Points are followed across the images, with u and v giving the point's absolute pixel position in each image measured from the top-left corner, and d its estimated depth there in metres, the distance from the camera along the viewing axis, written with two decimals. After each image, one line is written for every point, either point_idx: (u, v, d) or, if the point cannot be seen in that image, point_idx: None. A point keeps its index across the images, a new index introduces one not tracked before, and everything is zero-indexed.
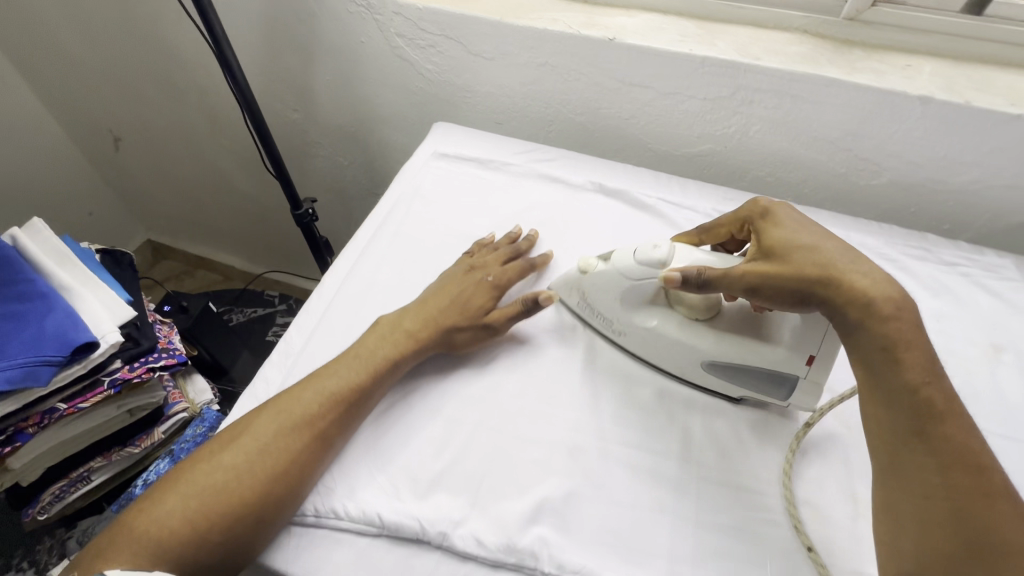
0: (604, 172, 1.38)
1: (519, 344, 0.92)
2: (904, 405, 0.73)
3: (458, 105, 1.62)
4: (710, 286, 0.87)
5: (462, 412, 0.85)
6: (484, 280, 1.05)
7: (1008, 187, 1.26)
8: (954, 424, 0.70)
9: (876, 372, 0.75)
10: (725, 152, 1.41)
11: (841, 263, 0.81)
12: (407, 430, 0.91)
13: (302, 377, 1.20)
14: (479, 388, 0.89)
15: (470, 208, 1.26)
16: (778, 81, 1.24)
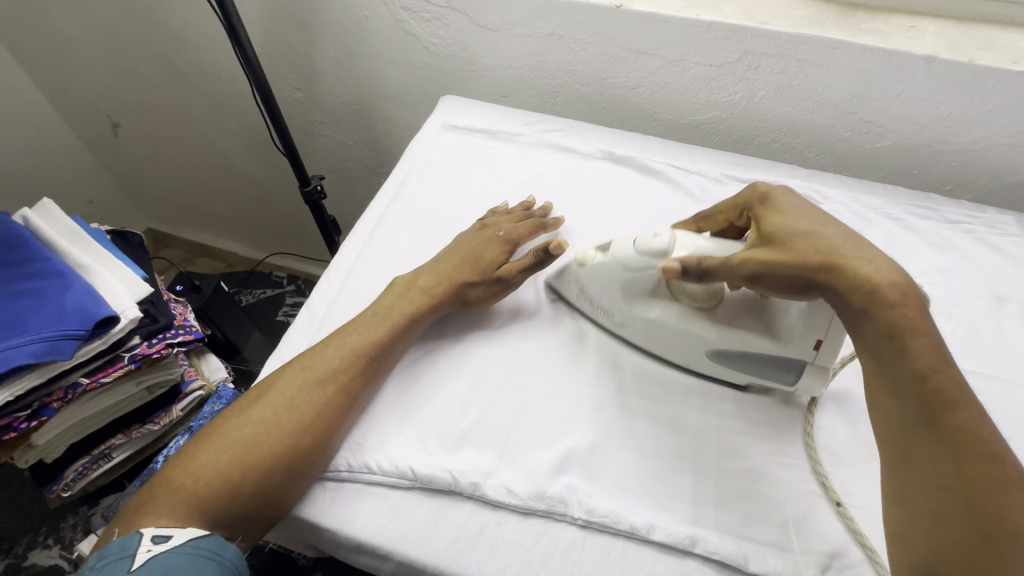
0: (597, 132, 0.87)
1: (421, 268, 0.65)
2: (736, 365, 0.57)
3: (317, 68, 1.09)
4: (505, 227, 0.67)
5: (370, 361, 0.57)
6: (360, 241, 0.73)
7: (1016, 145, 0.79)
8: (793, 370, 0.55)
9: (706, 333, 0.56)
10: (725, 125, 0.91)
11: (641, 238, 0.57)
12: (365, 401, 0.57)
13: (92, 402, 0.80)
14: (405, 325, 0.60)
15: (416, 152, 0.83)
16: (784, 45, 0.78)
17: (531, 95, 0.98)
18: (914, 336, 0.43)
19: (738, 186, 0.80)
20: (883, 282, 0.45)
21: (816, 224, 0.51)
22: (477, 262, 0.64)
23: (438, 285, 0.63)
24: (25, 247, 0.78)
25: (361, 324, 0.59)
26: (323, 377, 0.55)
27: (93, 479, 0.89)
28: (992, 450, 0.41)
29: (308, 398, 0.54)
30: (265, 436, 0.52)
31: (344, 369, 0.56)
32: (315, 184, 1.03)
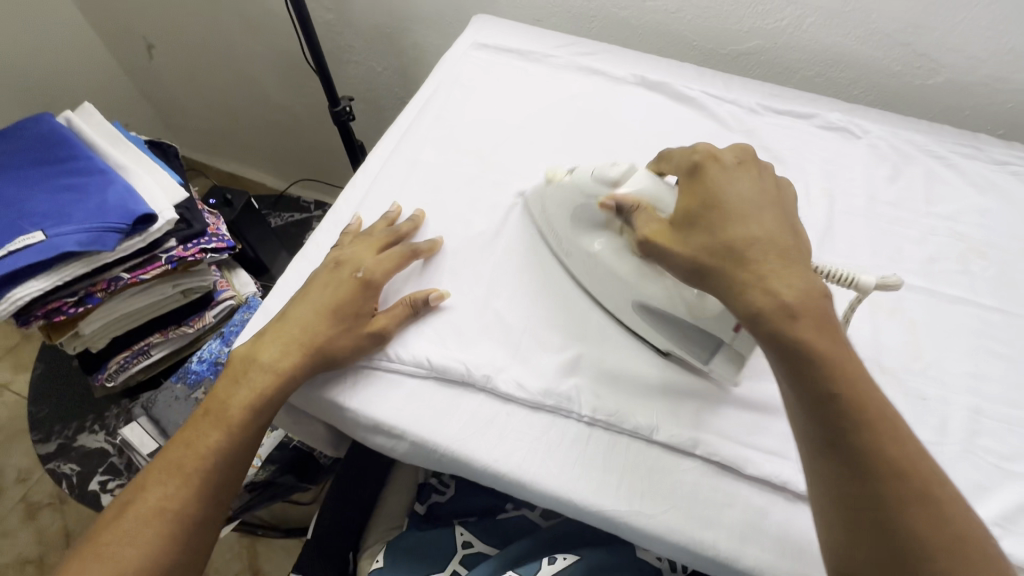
0: (632, 57, 0.84)
1: (263, 341, 0.56)
2: (663, 329, 0.55)
3: None
4: (366, 263, 0.59)
5: (219, 469, 0.53)
6: (385, 152, 0.73)
7: None
8: (709, 347, 0.53)
9: (636, 294, 0.55)
10: (768, 57, 0.87)
11: (599, 167, 0.57)
12: (220, 508, 0.53)
13: (130, 300, 0.85)
14: (253, 416, 0.54)
15: (445, 71, 0.82)
16: None
17: (566, 18, 0.95)
18: (822, 353, 0.41)
19: (773, 117, 0.77)
20: (783, 293, 0.42)
21: (743, 212, 0.46)
22: (327, 325, 0.55)
23: (290, 363, 0.54)
24: (68, 146, 0.81)
25: (205, 432, 0.53)
26: (163, 509, 0.50)
27: (132, 374, 0.94)
28: (908, 468, 0.39)
29: (149, 535, 0.49)
30: None
31: (184, 494, 0.51)
32: (345, 105, 1.03)
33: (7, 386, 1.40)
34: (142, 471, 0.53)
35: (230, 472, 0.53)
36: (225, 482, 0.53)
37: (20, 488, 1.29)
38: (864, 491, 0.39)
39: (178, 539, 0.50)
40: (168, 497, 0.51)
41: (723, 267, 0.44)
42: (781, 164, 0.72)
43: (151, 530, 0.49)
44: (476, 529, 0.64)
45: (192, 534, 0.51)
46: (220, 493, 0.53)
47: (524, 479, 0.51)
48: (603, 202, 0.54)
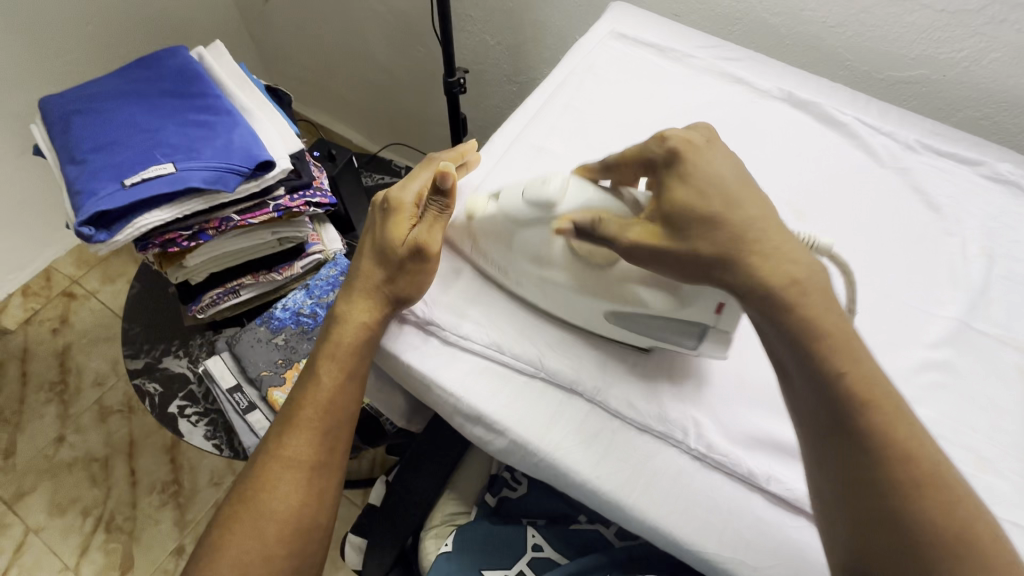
0: (780, 68, 0.78)
1: (347, 297, 0.57)
2: (640, 330, 0.52)
3: None
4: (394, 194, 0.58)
5: (334, 413, 0.55)
6: (511, 135, 0.71)
7: None
8: (695, 333, 0.50)
9: (608, 303, 0.52)
10: (932, 89, 0.79)
11: (530, 184, 0.52)
12: (343, 447, 0.56)
13: (233, 242, 0.87)
14: (355, 363, 0.55)
15: (579, 58, 0.78)
16: None
17: (708, 16, 0.88)
18: (824, 333, 0.42)
19: (932, 157, 0.70)
20: (790, 271, 0.43)
21: (732, 201, 0.45)
22: (379, 267, 0.56)
23: (369, 308, 0.55)
24: (200, 82, 0.83)
25: (305, 383, 0.56)
26: (296, 457, 0.54)
27: (221, 310, 0.98)
28: (902, 438, 0.40)
29: (289, 479, 0.53)
30: (271, 531, 0.52)
31: (310, 440, 0.54)
32: (459, 76, 1.02)
33: (95, 294, 1.48)
34: (265, 435, 0.56)
35: (335, 418, 0.55)
36: (334, 427, 0.55)
37: (95, 392, 1.38)
38: (862, 472, 0.40)
39: (301, 479, 0.54)
40: (286, 444, 0.54)
41: (730, 256, 0.43)
42: (935, 211, 0.66)
43: (277, 476, 0.53)
44: (547, 533, 0.63)
45: (313, 475, 0.54)
46: (331, 437, 0.55)
47: (625, 503, 0.49)
48: (559, 227, 0.50)
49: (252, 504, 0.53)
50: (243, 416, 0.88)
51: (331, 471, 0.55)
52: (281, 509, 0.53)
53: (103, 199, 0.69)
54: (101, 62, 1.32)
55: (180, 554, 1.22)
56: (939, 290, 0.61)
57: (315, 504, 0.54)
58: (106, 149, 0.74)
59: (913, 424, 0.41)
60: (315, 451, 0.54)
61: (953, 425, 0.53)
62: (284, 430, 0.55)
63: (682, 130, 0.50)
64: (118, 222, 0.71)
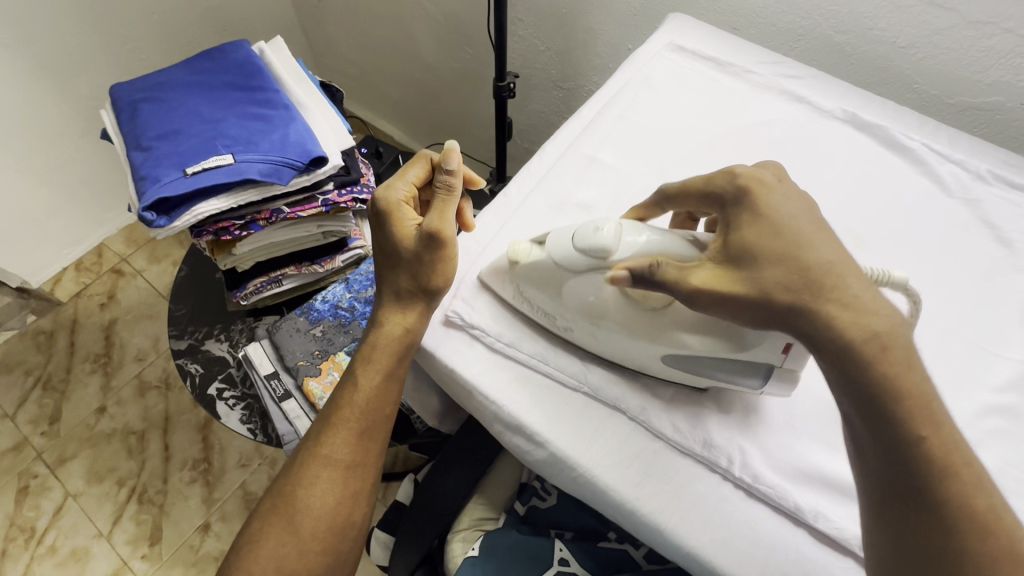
0: (844, 88, 0.76)
1: (383, 304, 0.58)
2: (694, 370, 0.50)
3: None
4: (393, 201, 0.58)
5: (370, 415, 0.57)
6: (564, 144, 0.71)
7: None
8: (756, 372, 0.49)
9: (662, 347, 0.50)
10: (1005, 117, 0.75)
11: (581, 230, 0.50)
12: (377, 448, 0.57)
13: (280, 233, 0.89)
14: (392, 368, 0.57)
15: (635, 68, 0.78)
16: None
17: (769, 31, 0.86)
18: (903, 394, 0.40)
19: (1004, 189, 0.66)
20: (873, 326, 0.40)
21: (806, 241, 0.43)
22: (398, 270, 0.57)
23: (408, 315, 0.56)
24: (260, 76, 0.85)
25: (344, 385, 0.58)
26: (333, 456, 0.56)
27: (264, 297, 1.00)
28: (980, 508, 0.38)
29: (325, 478, 0.55)
30: (305, 530, 0.54)
31: (346, 442, 0.56)
32: (509, 81, 1.02)
33: (141, 273, 1.54)
34: (304, 435, 0.58)
35: (372, 423, 0.57)
36: (371, 431, 0.57)
37: (136, 366, 1.43)
38: (929, 542, 0.38)
39: (338, 480, 0.55)
40: (324, 445, 0.56)
41: (805, 303, 0.41)
42: (1006, 246, 0.62)
43: (314, 476, 0.55)
44: (575, 548, 0.62)
45: (348, 477, 0.56)
46: (367, 441, 0.57)
47: (664, 526, 0.48)
48: (613, 274, 0.46)
49: (289, 502, 0.55)
50: (278, 403, 0.89)
51: (366, 475, 0.57)
52: (316, 509, 0.54)
53: (165, 185, 0.72)
54: (164, 50, 1.37)
55: (206, 531, 1.25)
56: (1007, 331, 0.58)
57: (349, 504, 0.55)
58: (170, 137, 0.76)
59: (991, 492, 0.39)
60: (351, 454, 0.56)
61: (1016, 474, 0.51)
62: (322, 431, 0.57)
63: (753, 166, 0.48)
64: (178, 208, 0.74)
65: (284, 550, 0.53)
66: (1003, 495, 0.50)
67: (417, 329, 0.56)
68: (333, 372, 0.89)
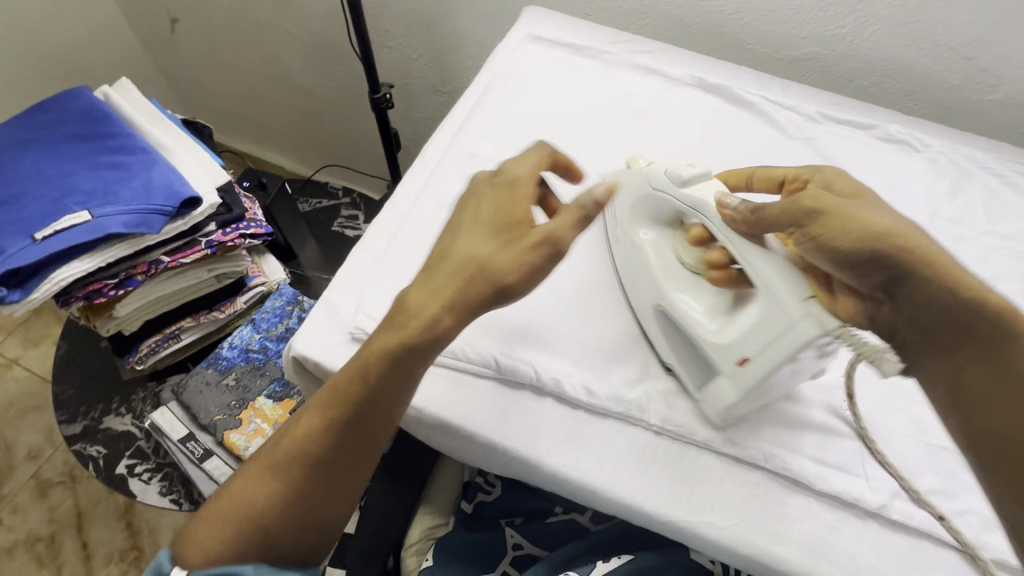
0: (690, 56, 0.83)
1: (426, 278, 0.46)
2: (675, 331, 0.54)
3: None
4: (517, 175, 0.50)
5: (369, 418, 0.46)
6: (444, 144, 0.72)
7: None
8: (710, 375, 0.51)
9: (663, 297, 0.54)
10: (823, 65, 0.86)
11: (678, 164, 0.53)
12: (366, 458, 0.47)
13: (165, 285, 0.83)
14: (412, 360, 0.45)
15: (500, 62, 0.81)
16: None
17: (618, 13, 0.92)
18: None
19: (833, 126, 0.76)
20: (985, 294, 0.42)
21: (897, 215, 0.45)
22: (483, 241, 0.46)
23: (435, 310, 0.45)
24: (109, 122, 0.79)
25: (328, 395, 0.46)
26: (316, 459, 0.45)
27: (163, 357, 0.93)
28: None
29: (299, 483, 0.45)
30: (257, 532, 0.44)
31: (333, 446, 0.45)
32: (384, 92, 1.02)
33: (16, 361, 1.37)
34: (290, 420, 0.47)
35: (348, 453, 0.46)
36: (347, 468, 0.46)
37: (30, 466, 1.27)
38: None
39: (314, 491, 0.45)
40: (306, 441, 0.45)
41: (925, 264, 0.42)
42: None
43: (261, 505, 0.45)
44: (525, 531, 0.63)
45: (304, 519, 0.45)
46: (338, 476, 0.46)
47: (594, 486, 0.50)
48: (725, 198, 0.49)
49: (222, 528, 0.44)
50: (201, 464, 0.85)
51: (328, 519, 0.46)
52: (257, 542, 0.44)
53: (13, 256, 0.65)
54: None
55: None
56: None
57: (317, 518, 0.46)
58: (10, 202, 0.69)
59: None
60: (315, 492, 0.45)
61: None
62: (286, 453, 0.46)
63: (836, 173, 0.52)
64: (33, 278, 0.67)
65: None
66: None
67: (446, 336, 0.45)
68: (256, 420, 0.84)
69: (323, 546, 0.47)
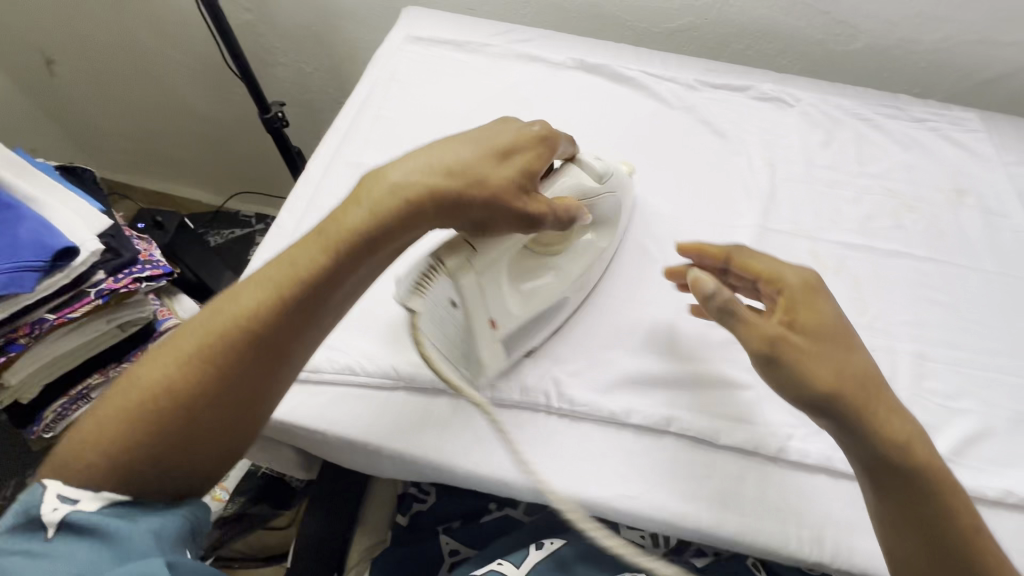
0: (570, 40, 0.84)
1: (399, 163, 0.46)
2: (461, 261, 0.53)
3: None
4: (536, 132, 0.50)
5: (316, 296, 0.43)
6: (327, 157, 0.70)
7: (982, 39, 0.80)
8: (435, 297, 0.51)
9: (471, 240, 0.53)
10: (700, 33, 0.88)
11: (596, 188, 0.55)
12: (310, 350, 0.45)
13: (59, 343, 0.78)
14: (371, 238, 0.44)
15: (380, 67, 0.79)
16: None
17: (499, 5, 0.92)
18: (919, 466, 0.42)
19: (711, 92, 0.78)
20: (893, 432, 0.42)
21: (851, 340, 0.45)
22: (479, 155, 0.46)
23: (413, 187, 0.44)
24: None
25: (278, 272, 0.43)
26: (261, 334, 0.42)
27: (74, 421, 0.87)
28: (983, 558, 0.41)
29: (235, 360, 0.41)
30: (184, 407, 0.40)
31: (278, 322, 0.42)
32: (276, 111, 0.99)
33: None
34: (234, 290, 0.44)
35: (288, 333, 0.42)
36: (287, 350, 0.43)
37: None
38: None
39: (252, 368, 0.42)
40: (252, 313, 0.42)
41: (848, 393, 0.42)
42: (722, 137, 0.74)
43: (181, 378, 0.40)
44: (462, 535, 0.63)
45: (229, 403, 0.41)
46: (275, 359, 0.43)
47: (506, 478, 0.51)
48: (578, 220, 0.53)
49: (137, 394, 0.40)
50: None
51: (253, 410, 0.43)
52: (172, 420, 0.40)
53: None
54: None
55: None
56: (738, 204, 0.68)
57: (252, 407, 0.42)
58: None
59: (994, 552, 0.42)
60: (243, 372, 0.42)
61: None
62: (220, 325, 0.42)
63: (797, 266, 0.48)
64: None
65: (109, 451, 0.39)
66: None
67: (422, 220, 0.45)
68: None
69: (243, 443, 0.43)
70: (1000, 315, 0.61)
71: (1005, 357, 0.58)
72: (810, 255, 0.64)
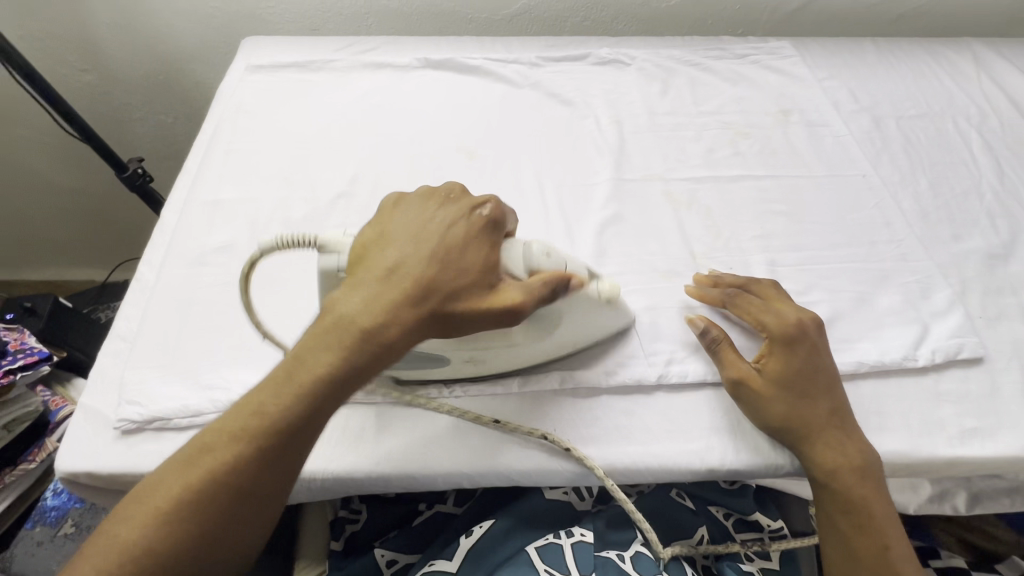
0: (413, 42, 0.86)
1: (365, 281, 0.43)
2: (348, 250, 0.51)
3: (97, 37, 0.96)
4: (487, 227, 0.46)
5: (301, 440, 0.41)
6: (183, 200, 0.69)
7: None
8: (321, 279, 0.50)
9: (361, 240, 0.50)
10: (537, 13, 0.92)
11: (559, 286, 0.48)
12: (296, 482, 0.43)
13: None
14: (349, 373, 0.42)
15: (224, 102, 0.78)
16: None
17: (341, 21, 0.94)
18: (851, 472, 0.49)
19: (553, 66, 0.82)
20: (840, 453, 0.50)
21: (833, 385, 0.52)
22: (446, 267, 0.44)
23: (375, 317, 0.42)
24: None
25: (249, 419, 0.40)
26: (251, 487, 0.40)
27: None
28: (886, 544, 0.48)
29: (230, 516, 0.40)
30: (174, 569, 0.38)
31: (267, 473, 0.40)
32: (135, 168, 0.95)
33: None
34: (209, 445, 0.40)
35: (275, 477, 0.41)
36: (275, 493, 0.41)
37: None
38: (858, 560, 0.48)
39: (245, 518, 0.40)
40: (242, 472, 0.40)
41: (800, 414, 0.51)
42: (570, 105, 0.78)
43: (159, 547, 0.38)
44: (396, 543, 0.61)
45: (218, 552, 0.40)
46: (261, 501, 0.41)
47: (416, 472, 0.51)
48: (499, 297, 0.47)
49: (110, 561, 0.37)
50: None
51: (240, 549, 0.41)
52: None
53: None
54: None
55: None
56: (593, 163, 0.72)
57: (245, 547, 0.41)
58: None
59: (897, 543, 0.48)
60: (222, 529, 0.40)
61: (640, 257, 0.64)
62: (199, 482, 0.39)
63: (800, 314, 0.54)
64: None
65: None
66: (643, 276, 0.63)
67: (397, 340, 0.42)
68: None
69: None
70: (833, 212, 0.68)
71: (843, 247, 0.65)
72: (665, 195, 0.69)
